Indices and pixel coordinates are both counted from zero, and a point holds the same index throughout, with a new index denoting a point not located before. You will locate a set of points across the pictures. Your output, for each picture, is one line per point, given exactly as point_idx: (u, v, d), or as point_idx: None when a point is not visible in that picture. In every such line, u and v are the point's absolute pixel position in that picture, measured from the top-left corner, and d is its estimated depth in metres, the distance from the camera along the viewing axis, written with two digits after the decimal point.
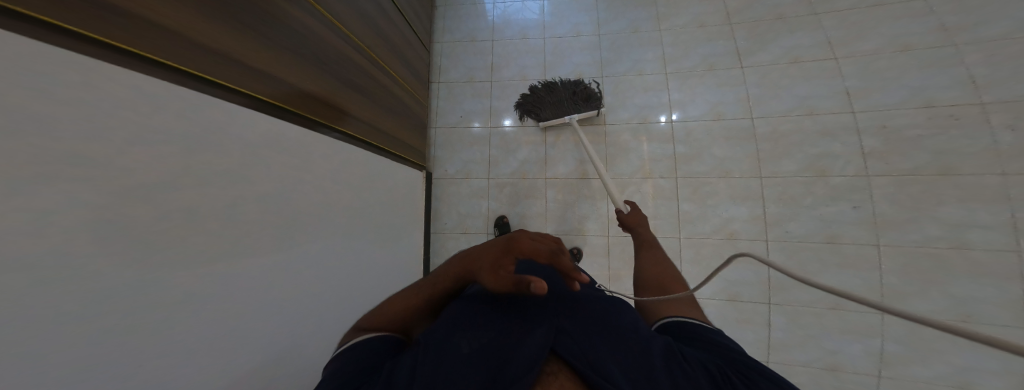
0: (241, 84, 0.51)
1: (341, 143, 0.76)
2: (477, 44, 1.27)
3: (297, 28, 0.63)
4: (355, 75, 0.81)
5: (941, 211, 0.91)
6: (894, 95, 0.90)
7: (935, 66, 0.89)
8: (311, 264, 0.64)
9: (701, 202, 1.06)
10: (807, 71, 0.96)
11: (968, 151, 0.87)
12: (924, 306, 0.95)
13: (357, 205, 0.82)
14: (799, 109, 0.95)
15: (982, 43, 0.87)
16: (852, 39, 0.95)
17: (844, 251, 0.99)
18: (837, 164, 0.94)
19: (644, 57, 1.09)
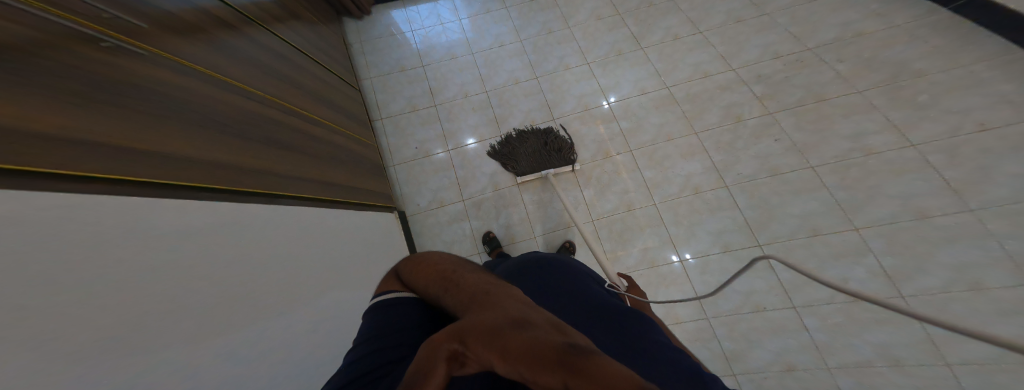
0: (183, 178, 0.50)
1: (297, 203, 0.76)
2: (408, 72, 1.43)
3: (192, 101, 0.59)
4: (275, 135, 0.79)
5: (842, 128, 1.10)
6: (755, 51, 1.20)
7: (767, 29, 1.23)
8: (256, 248, 0.57)
9: (663, 164, 1.15)
10: (689, 44, 1.25)
11: (826, 82, 1.14)
12: (883, 213, 1.03)
13: (305, 217, 0.75)
14: (697, 74, 1.20)
15: (784, 12, 1.26)
16: (705, 19, 1.29)
17: (797, 180, 1.09)
18: (747, 105, 1.14)
19: (566, 53, 1.33)
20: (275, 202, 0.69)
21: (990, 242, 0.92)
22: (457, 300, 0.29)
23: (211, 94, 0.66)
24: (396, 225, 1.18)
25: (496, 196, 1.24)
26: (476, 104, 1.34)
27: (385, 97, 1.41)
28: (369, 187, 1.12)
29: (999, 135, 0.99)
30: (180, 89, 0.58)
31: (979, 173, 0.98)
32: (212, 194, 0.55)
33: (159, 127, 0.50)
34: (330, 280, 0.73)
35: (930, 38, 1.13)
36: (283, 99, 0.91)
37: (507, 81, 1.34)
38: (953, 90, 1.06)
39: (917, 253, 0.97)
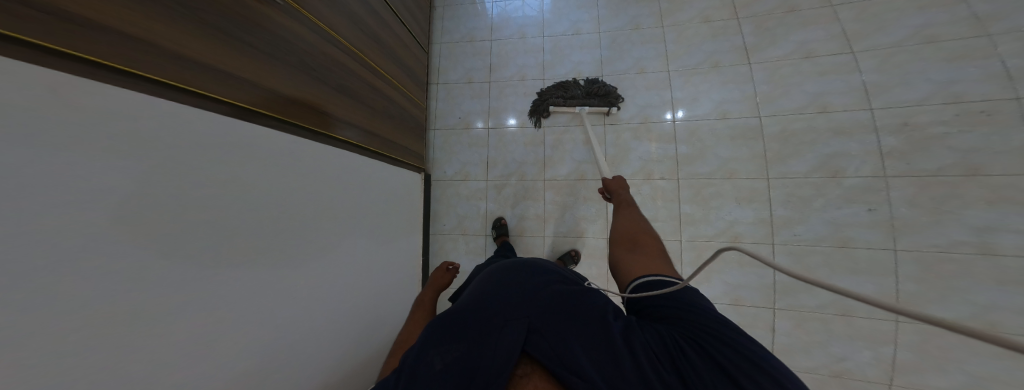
0: (242, 98, 0.54)
1: (336, 145, 0.77)
2: (476, 44, 1.23)
3: (281, 31, 0.61)
4: (348, 82, 0.79)
5: (969, 217, 0.85)
6: (920, 91, 0.86)
7: (963, 59, 0.84)
8: (270, 253, 0.58)
9: (706, 204, 1.02)
10: (822, 67, 0.93)
11: (998, 151, 0.81)
12: (944, 314, 0.87)
13: (345, 217, 0.78)
14: (809, 107, 0.93)
15: (1018, 33, 0.82)
16: (870, 31, 0.91)
17: (862, 259, 0.92)
18: (849, 163, 0.90)
19: (647, 54, 1.06)
20: (318, 141, 0.72)
21: None
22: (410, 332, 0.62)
23: (303, 30, 0.67)
24: (420, 186, 1.22)
25: (519, 186, 1.22)
26: (531, 91, 1.17)
27: (447, 63, 1.25)
28: (408, 143, 1.10)
29: None
30: (275, 21, 0.60)
31: None
32: (264, 120, 0.59)
33: (225, 45, 0.51)
34: (351, 273, 0.80)
35: None
36: (370, 56, 0.87)
37: (569, 74, 1.13)
38: None
39: (947, 357, 0.92)
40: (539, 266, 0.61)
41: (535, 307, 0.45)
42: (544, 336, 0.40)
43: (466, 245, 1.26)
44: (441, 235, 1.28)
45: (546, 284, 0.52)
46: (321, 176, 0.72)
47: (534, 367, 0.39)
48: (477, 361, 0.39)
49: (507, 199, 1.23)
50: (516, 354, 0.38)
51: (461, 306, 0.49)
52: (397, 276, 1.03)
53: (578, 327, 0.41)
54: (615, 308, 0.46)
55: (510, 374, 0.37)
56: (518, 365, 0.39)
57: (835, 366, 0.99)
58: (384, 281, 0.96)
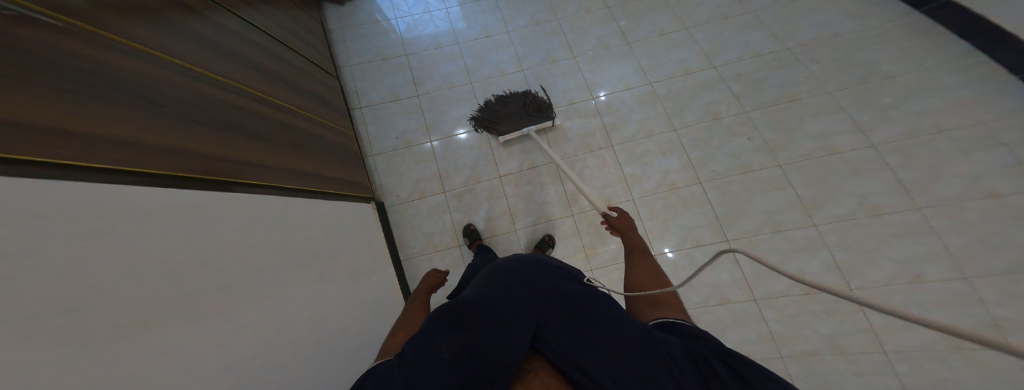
0: (150, 164, 0.48)
1: (265, 192, 0.72)
2: (391, 61, 1.37)
3: (145, 83, 0.54)
4: (244, 123, 0.73)
5: (804, 126, 1.18)
6: (734, 49, 1.27)
7: (746, 27, 1.29)
8: (170, 223, 0.46)
9: (638, 163, 1.19)
10: (674, 41, 1.29)
11: (797, 81, 1.22)
12: (839, 209, 1.10)
13: (265, 208, 0.70)
14: (678, 71, 1.26)
15: (767, 10, 1.32)
16: (690, 14, 1.33)
17: (762, 179, 1.14)
18: (716, 102, 1.22)
19: (554, 46, 1.33)
20: (243, 191, 0.66)
21: (934, 239, 1.04)
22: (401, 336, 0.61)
23: (166, 77, 0.60)
24: (372, 216, 1.14)
25: (479, 188, 1.23)
26: (461, 95, 1.31)
27: (366, 85, 1.36)
28: (345, 177, 1.08)
29: (931, 131, 1.12)
30: (134, 73, 0.53)
31: (914, 177, 1.10)
32: (181, 181, 0.53)
33: (130, 119, 0.48)
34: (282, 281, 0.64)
35: (899, 41, 1.24)
36: (249, 85, 0.82)
37: (493, 73, 1.32)
38: (908, 94, 1.17)
39: (867, 248, 1.07)
40: (549, 271, 0.62)
41: (545, 311, 0.47)
42: (555, 335, 0.42)
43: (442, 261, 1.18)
44: (415, 258, 1.17)
45: (555, 288, 0.55)
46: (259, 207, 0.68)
47: (541, 362, 0.40)
48: (484, 351, 0.41)
49: (469, 203, 1.22)
50: (522, 349, 0.39)
51: (468, 308, 0.51)
52: (363, 295, 0.89)
53: (588, 336, 0.42)
54: (625, 315, 0.48)
55: (518, 367, 0.38)
56: (526, 360, 0.40)
57: (803, 283, 1.06)
58: (347, 303, 0.80)
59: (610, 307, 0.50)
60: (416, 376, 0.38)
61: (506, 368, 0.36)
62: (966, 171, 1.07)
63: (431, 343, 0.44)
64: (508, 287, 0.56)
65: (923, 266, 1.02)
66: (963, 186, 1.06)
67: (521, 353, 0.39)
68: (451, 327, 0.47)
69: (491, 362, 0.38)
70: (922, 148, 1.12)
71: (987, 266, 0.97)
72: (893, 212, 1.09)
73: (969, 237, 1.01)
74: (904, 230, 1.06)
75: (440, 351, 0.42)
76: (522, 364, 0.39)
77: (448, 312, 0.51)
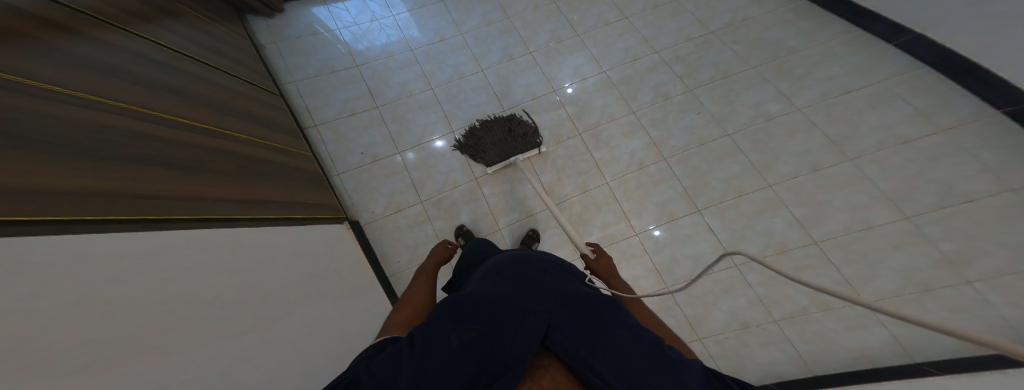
0: (74, 210, 0.41)
1: (217, 226, 0.65)
2: (340, 73, 1.32)
3: (43, 120, 0.45)
4: (168, 156, 0.64)
5: (746, 98, 1.27)
6: (672, 34, 1.37)
7: (678, 15, 1.41)
8: (78, 245, 0.38)
9: (605, 146, 1.21)
10: (618, 29, 1.37)
11: (728, 61, 1.33)
12: (787, 169, 1.16)
13: (212, 230, 0.62)
14: (627, 58, 1.33)
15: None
16: (627, 4, 1.42)
17: (719, 148, 1.19)
18: (665, 82, 1.30)
19: (508, 44, 1.35)
20: (192, 227, 0.59)
21: (871, 185, 1.11)
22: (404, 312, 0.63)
23: (66, 114, 0.49)
24: (349, 236, 1.08)
25: (456, 193, 1.18)
26: (422, 102, 1.27)
27: (317, 102, 1.29)
28: (308, 201, 1.00)
29: (846, 91, 1.26)
30: (29, 111, 0.44)
31: (843, 133, 1.20)
32: (112, 224, 0.46)
33: (39, 163, 0.40)
34: (226, 297, 0.55)
35: (796, 21, 1.43)
36: (161, 111, 0.71)
37: (453, 76, 1.30)
38: (820, 63, 1.33)
39: (821, 201, 1.12)
40: (554, 273, 0.61)
41: (556, 307, 0.45)
42: (565, 330, 0.40)
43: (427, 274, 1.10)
44: (404, 272, 1.11)
45: (563, 289, 0.53)
46: (213, 238, 0.61)
47: (553, 359, 0.37)
48: (492, 345, 0.38)
49: (449, 209, 1.17)
50: (535, 344, 0.37)
51: (466, 307, 0.47)
52: (325, 317, 0.75)
53: (602, 339, 0.41)
54: (637, 325, 0.46)
55: (532, 362, 0.36)
56: (537, 356, 0.38)
57: (773, 243, 1.07)
58: (310, 326, 0.69)
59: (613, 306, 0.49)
60: (423, 372, 0.35)
61: (519, 361, 0.34)
62: (878, 123, 1.18)
63: (437, 333, 0.42)
64: (514, 283, 0.55)
65: (872, 212, 1.07)
66: (883, 133, 1.16)
67: (535, 348, 0.37)
68: (458, 319, 0.45)
69: (502, 357, 0.35)
70: (842, 107, 1.24)
71: (923, 205, 1.03)
72: (834, 166, 1.15)
73: (902, 178, 1.08)
74: (848, 181, 1.13)
75: (448, 341, 0.40)
76: (533, 360, 0.37)
77: (444, 314, 0.46)
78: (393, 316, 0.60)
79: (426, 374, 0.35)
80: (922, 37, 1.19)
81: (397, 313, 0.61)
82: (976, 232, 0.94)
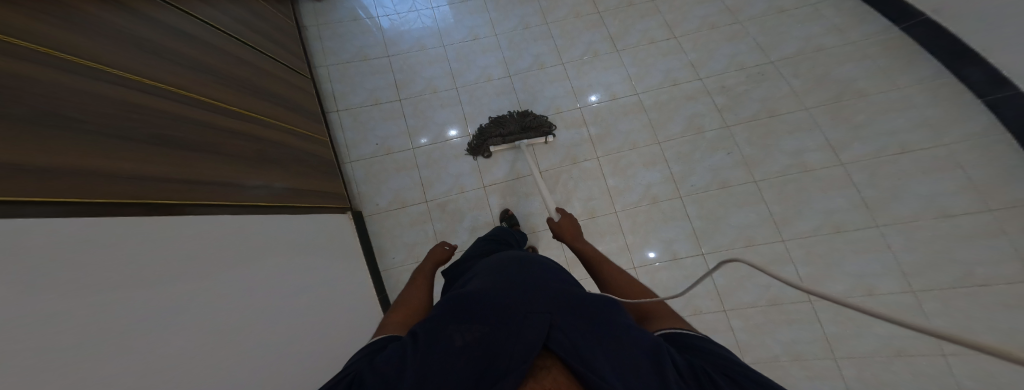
0: (102, 193, 0.49)
1: (217, 211, 0.71)
2: (371, 62, 1.37)
3: (85, 100, 0.52)
4: (190, 136, 0.70)
5: (783, 143, 1.22)
6: (722, 60, 1.32)
7: (736, 38, 1.35)
8: (193, 281, 0.55)
9: (621, 174, 1.24)
10: (663, 49, 1.33)
11: (778, 97, 1.27)
12: (806, 226, 1.16)
13: (219, 216, 0.70)
14: (666, 81, 1.30)
15: (754, 20, 1.37)
16: (681, 22, 1.37)
17: (740, 195, 1.18)
18: (703, 115, 1.27)
19: (541, 51, 1.35)
20: (182, 214, 0.62)
21: (888, 256, 1.10)
22: (405, 303, 0.67)
23: (82, 85, 0.53)
24: (350, 225, 1.22)
25: (463, 198, 1.29)
26: (444, 100, 1.32)
27: (345, 88, 1.35)
28: (311, 188, 1.08)
29: (904, 148, 1.18)
30: (74, 93, 0.51)
31: (880, 195, 1.16)
32: (116, 208, 0.50)
33: (57, 138, 0.44)
34: (262, 290, 0.68)
35: (878, 58, 1.30)
36: (195, 91, 0.77)
37: (479, 78, 1.33)
38: (883, 112, 1.23)
39: (829, 262, 1.13)
40: (552, 272, 0.59)
41: (559, 308, 0.43)
42: (567, 333, 0.38)
43: None
44: (396, 268, 1.25)
45: (564, 288, 0.51)
46: (234, 238, 0.71)
47: (554, 361, 0.36)
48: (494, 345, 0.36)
49: (453, 213, 1.29)
50: (538, 345, 0.36)
51: (464, 304, 0.45)
52: (337, 309, 0.91)
53: (607, 338, 0.38)
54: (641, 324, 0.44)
55: (533, 365, 0.34)
56: (539, 358, 0.36)
57: (768, 295, 1.13)
58: (321, 319, 0.82)
59: (615, 308, 0.46)
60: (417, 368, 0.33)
61: (521, 364, 0.32)
62: (926, 189, 1.13)
63: (437, 331, 0.40)
64: (514, 281, 0.53)
65: (876, 281, 1.09)
66: (925, 200, 1.12)
67: (538, 349, 0.35)
68: (458, 317, 0.43)
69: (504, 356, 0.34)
70: (890, 167, 1.17)
71: (936, 282, 1.04)
72: (855, 233, 1.14)
73: (920, 253, 1.08)
74: (866, 247, 1.13)
75: (447, 339, 0.38)
76: (535, 362, 0.35)
77: (444, 312, 0.45)
78: (396, 306, 0.65)
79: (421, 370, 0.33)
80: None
81: (396, 306, 0.65)
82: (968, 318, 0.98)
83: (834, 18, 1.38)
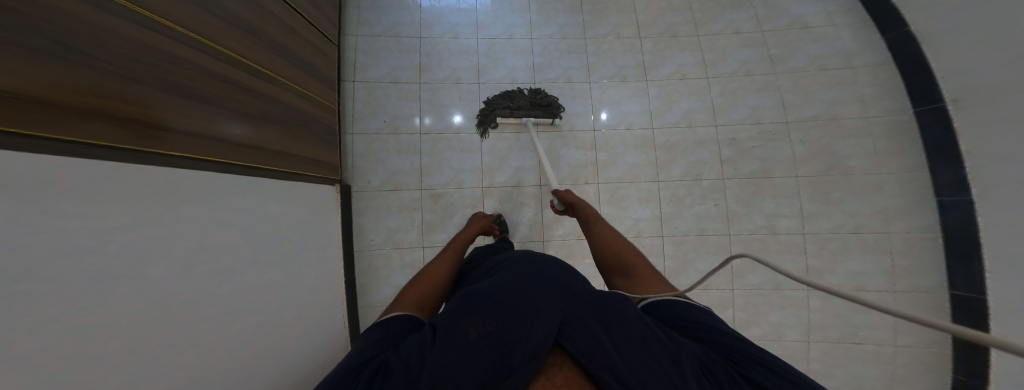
0: (35, 126, 0.42)
1: (201, 165, 0.65)
2: (402, 39, 1.34)
3: (89, 33, 0.48)
4: (188, 81, 0.63)
5: (764, 204, 1.32)
6: (744, 111, 1.33)
7: (764, 90, 1.34)
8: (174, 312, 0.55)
9: (614, 203, 1.30)
10: (691, 88, 1.33)
11: (778, 160, 1.32)
12: (755, 280, 1.35)
13: (191, 189, 0.62)
14: (683, 122, 1.32)
15: (790, 73, 1.35)
16: (717, 63, 1.35)
17: (711, 245, 1.30)
18: (707, 164, 1.31)
19: (572, 64, 1.35)
20: (153, 164, 0.56)
21: (803, 313, 1.34)
22: (430, 266, 0.69)
23: (89, 15, 0.48)
24: (337, 200, 1.18)
25: (457, 194, 1.30)
26: (463, 94, 1.32)
27: (367, 60, 1.31)
28: (305, 154, 1.00)
29: (860, 229, 1.31)
30: (69, 17, 0.46)
31: (823, 267, 1.32)
32: (61, 144, 0.44)
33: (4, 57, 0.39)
34: (231, 298, 0.67)
35: (879, 139, 1.31)
36: (217, 38, 0.71)
37: (504, 79, 1.34)
38: (858, 193, 1.31)
39: (758, 311, 1.35)
40: (565, 269, 0.60)
41: (571, 306, 0.45)
42: (577, 329, 0.40)
43: (399, 259, 1.28)
44: (369, 250, 1.27)
45: (576, 286, 0.52)
46: (234, 242, 0.70)
47: (564, 358, 0.38)
48: (510, 338, 0.38)
49: (444, 207, 1.30)
50: (549, 343, 0.37)
51: (483, 297, 0.47)
52: (305, 301, 0.94)
53: (618, 331, 0.39)
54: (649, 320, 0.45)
55: (543, 360, 0.36)
56: (550, 353, 0.39)
57: None
58: (290, 313, 0.85)
59: (618, 296, 0.47)
60: (439, 351, 0.36)
61: (534, 358, 0.35)
62: (857, 268, 1.31)
63: (458, 318, 0.42)
64: (529, 277, 0.54)
65: (787, 331, 1.34)
66: (853, 277, 1.31)
67: (546, 346, 0.37)
68: (476, 306, 0.44)
69: (522, 349, 0.36)
70: (838, 244, 1.32)
71: (827, 337, 1.33)
72: (787, 292, 1.35)
73: (826, 315, 1.33)
74: (789, 303, 1.35)
75: (468, 329, 0.40)
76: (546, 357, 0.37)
77: (463, 302, 0.47)
78: (422, 270, 0.67)
79: (444, 353, 0.35)
80: (965, 206, 1.13)
81: (422, 270, 0.67)
82: (822, 365, 1.32)
83: (867, 87, 1.33)
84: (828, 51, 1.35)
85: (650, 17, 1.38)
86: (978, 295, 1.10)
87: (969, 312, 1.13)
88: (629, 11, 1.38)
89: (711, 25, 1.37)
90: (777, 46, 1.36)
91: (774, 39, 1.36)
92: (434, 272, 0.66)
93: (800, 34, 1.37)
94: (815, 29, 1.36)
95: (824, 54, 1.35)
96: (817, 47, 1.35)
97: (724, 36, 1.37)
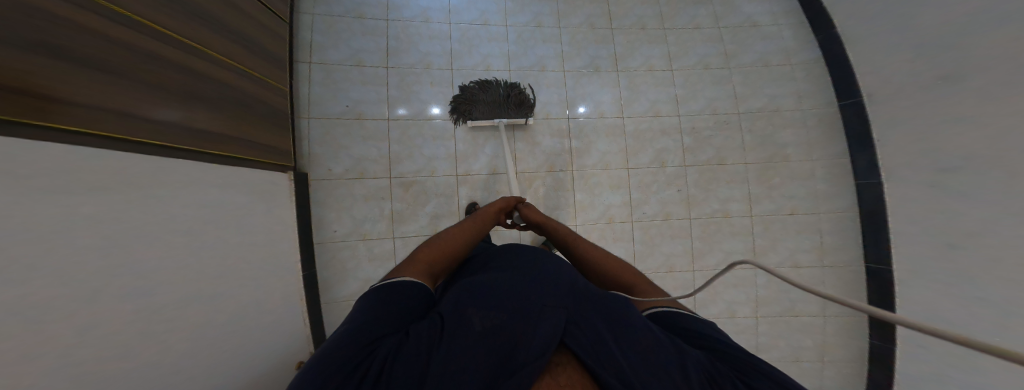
0: None
1: (98, 144, 0.56)
2: (366, 21, 1.25)
3: None
4: (64, 46, 0.53)
5: (719, 189, 1.43)
6: (703, 103, 1.43)
7: (720, 84, 1.45)
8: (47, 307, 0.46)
9: (587, 190, 1.34)
10: (656, 79, 1.41)
11: (730, 148, 1.44)
12: (712, 261, 1.41)
13: (89, 167, 0.54)
14: (650, 111, 1.39)
15: (741, 71, 1.48)
16: (680, 57, 1.44)
17: (674, 229, 1.39)
18: (671, 152, 1.39)
19: (547, 53, 1.36)
20: (34, 138, 0.48)
21: (751, 289, 1.48)
22: (432, 246, 0.61)
23: None
24: (291, 188, 1.08)
25: (429, 181, 1.25)
26: (435, 79, 1.27)
27: (325, 41, 1.22)
28: (252, 138, 0.91)
29: (797, 210, 1.47)
30: None
31: (769, 246, 1.47)
32: None
33: None
34: (134, 292, 0.58)
35: (811, 130, 1.49)
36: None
37: (478, 65, 1.31)
38: (795, 179, 1.48)
39: (714, 290, 1.47)
40: (564, 266, 0.60)
41: (575, 303, 0.44)
42: (582, 329, 0.39)
43: (367, 251, 1.20)
44: (333, 243, 1.18)
45: (577, 282, 0.52)
46: (137, 229, 0.60)
47: (568, 357, 0.38)
48: (515, 335, 0.38)
49: (416, 195, 1.24)
50: (555, 341, 0.37)
51: (484, 291, 0.46)
52: (250, 298, 0.84)
53: (623, 332, 0.40)
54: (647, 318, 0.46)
55: (548, 358, 0.36)
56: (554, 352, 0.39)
57: None
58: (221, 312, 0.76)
59: (625, 301, 0.47)
60: (443, 351, 0.34)
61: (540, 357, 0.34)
62: (795, 246, 1.47)
63: (461, 311, 0.41)
64: (530, 273, 0.53)
65: (739, 307, 1.48)
66: (792, 254, 1.47)
67: (553, 344, 0.36)
68: (480, 300, 0.43)
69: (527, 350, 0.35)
70: (779, 225, 1.47)
71: (772, 311, 1.48)
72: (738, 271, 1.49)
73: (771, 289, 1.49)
74: (741, 281, 1.49)
75: (471, 323, 0.38)
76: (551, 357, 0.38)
77: (464, 295, 0.45)
78: (422, 248, 0.59)
79: (448, 353, 0.34)
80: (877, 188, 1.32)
81: (421, 248, 0.59)
82: (766, 335, 1.47)
83: (803, 84, 1.50)
84: (771, 51, 1.50)
85: (621, 10, 1.43)
86: (887, 267, 1.31)
87: (880, 282, 1.34)
88: (602, 3, 1.42)
89: (675, 21, 1.46)
90: (730, 45, 1.49)
91: (727, 37, 1.49)
92: (437, 254, 0.59)
93: (749, 36, 1.51)
94: (761, 31, 1.51)
95: (768, 54, 1.50)
96: (761, 48, 1.50)
97: (686, 32, 1.46)
